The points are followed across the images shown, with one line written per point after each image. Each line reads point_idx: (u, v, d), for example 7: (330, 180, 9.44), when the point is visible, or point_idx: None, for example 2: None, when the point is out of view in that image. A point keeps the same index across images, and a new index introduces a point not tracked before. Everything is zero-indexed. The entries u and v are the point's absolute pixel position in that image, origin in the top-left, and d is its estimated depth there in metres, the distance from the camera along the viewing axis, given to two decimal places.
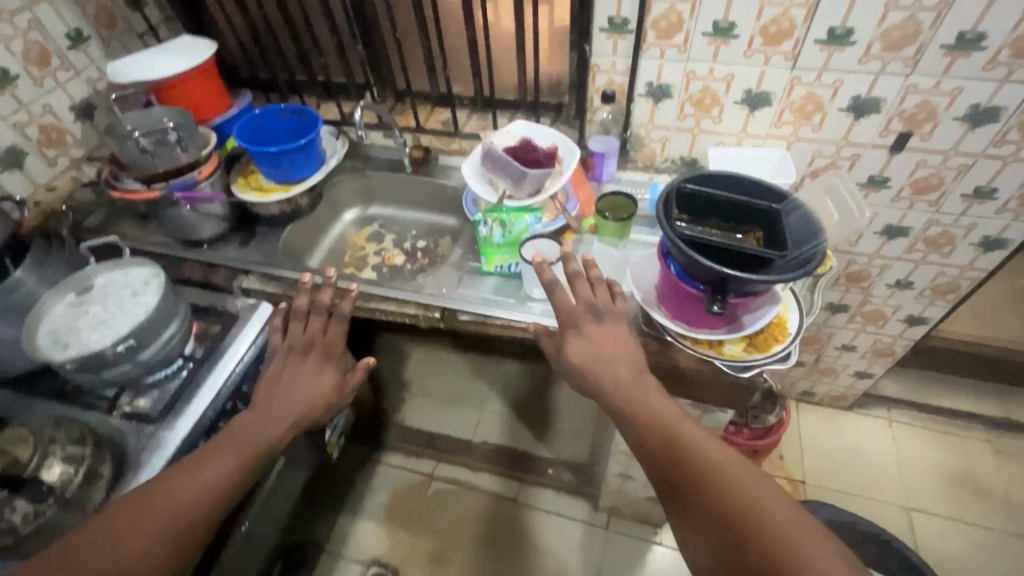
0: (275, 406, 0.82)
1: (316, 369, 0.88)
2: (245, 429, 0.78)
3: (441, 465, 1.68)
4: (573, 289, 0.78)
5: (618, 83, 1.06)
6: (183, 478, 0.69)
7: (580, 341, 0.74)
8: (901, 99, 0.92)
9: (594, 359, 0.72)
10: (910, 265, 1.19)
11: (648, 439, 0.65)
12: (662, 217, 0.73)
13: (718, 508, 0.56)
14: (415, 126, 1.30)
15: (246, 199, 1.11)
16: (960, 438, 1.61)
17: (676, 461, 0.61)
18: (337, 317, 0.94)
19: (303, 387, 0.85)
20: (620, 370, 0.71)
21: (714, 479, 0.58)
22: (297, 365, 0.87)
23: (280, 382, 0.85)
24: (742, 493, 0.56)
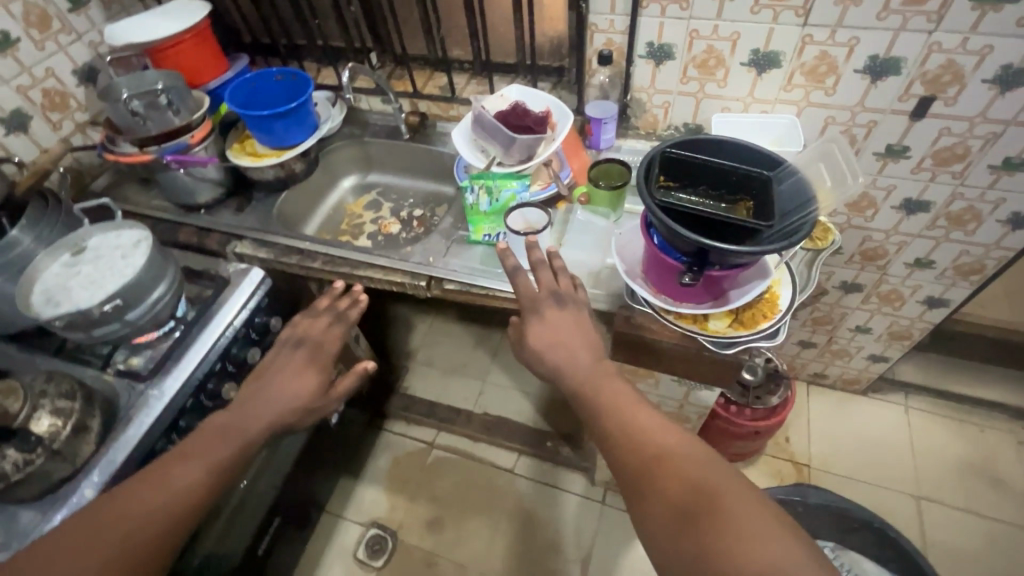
0: (256, 397, 0.83)
1: (302, 371, 0.88)
2: (224, 425, 0.79)
3: (441, 434, 1.71)
4: (536, 276, 0.78)
5: (617, 44, 1.00)
6: (159, 475, 0.71)
7: (541, 327, 0.74)
8: (924, 59, 0.85)
9: (554, 343, 0.72)
10: (931, 243, 1.12)
11: (607, 431, 0.63)
12: (642, 183, 0.69)
13: (671, 494, 0.54)
14: (413, 91, 1.27)
15: (240, 164, 1.11)
16: (981, 428, 1.53)
17: (633, 449, 0.60)
18: (337, 320, 0.97)
19: (284, 384, 0.85)
20: (579, 356, 0.71)
21: (669, 465, 0.57)
22: (283, 362, 0.89)
23: (263, 379, 0.86)
24: (696, 479, 0.54)
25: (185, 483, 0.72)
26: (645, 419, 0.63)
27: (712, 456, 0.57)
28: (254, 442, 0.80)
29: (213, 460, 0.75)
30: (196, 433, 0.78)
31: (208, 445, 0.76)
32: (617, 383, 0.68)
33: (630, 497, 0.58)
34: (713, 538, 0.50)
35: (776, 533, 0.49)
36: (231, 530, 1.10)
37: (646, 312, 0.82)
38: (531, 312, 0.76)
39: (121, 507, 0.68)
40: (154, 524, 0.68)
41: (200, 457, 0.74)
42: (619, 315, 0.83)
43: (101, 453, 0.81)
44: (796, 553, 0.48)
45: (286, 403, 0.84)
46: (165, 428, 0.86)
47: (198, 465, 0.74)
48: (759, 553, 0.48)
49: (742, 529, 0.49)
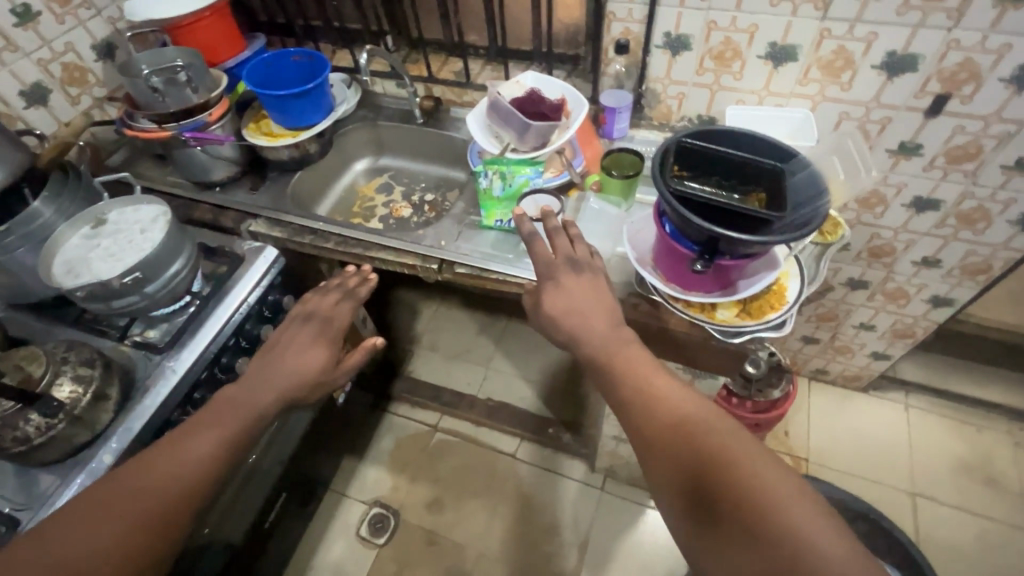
0: (269, 370, 0.85)
1: (314, 346, 0.90)
2: (235, 398, 0.81)
3: (445, 417, 1.73)
4: (553, 243, 0.81)
5: (634, 33, 1.00)
6: (173, 447, 0.73)
7: (556, 294, 0.76)
8: (941, 56, 0.85)
9: (567, 311, 0.74)
10: (939, 242, 1.12)
11: (625, 405, 0.66)
12: (657, 171, 0.70)
13: (688, 460, 0.57)
14: (428, 76, 1.27)
15: (256, 143, 1.12)
16: (979, 428, 1.54)
17: (651, 420, 0.62)
18: (350, 296, 0.99)
19: (294, 359, 0.87)
20: (595, 322, 0.73)
21: (686, 432, 0.59)
22: (293, 336, 0.90)
23: (272, 355, 0.87)
24: (712, 445, 0.57)
25: (198, 456, 0.73)
26: (662, 391, 0.65)
27: (728, 424, 0.59)
28: (267, 415, 0.81)
29: (224, 432, 0.76)
30: (208, 405, 0.80)
31: (219, 418, 0.77)
32: (634, 358, 0.69)
33: (649, 464, 0.61)
34: (731, 500, 0.52)
35: (795, 495, 0.51)
36: (239, 502, 1.13)
37: (654, 300, 0.83)
38: (548, 278, 0.78)
39: (137, 477, 0.69)
40: (172, 491, 0.69)
41: (212, 430, 0.75)
42: (629, 302, 0.84)
43: (119, 420, 0.83)
44: (817, 514, 0.49)
45: (296, 380, 0.85)
46: (181, 399, 0.89)
47: (211, 438, 0.75)
48: (780, 515, 0.49)
49: (764, 490, 0.51)
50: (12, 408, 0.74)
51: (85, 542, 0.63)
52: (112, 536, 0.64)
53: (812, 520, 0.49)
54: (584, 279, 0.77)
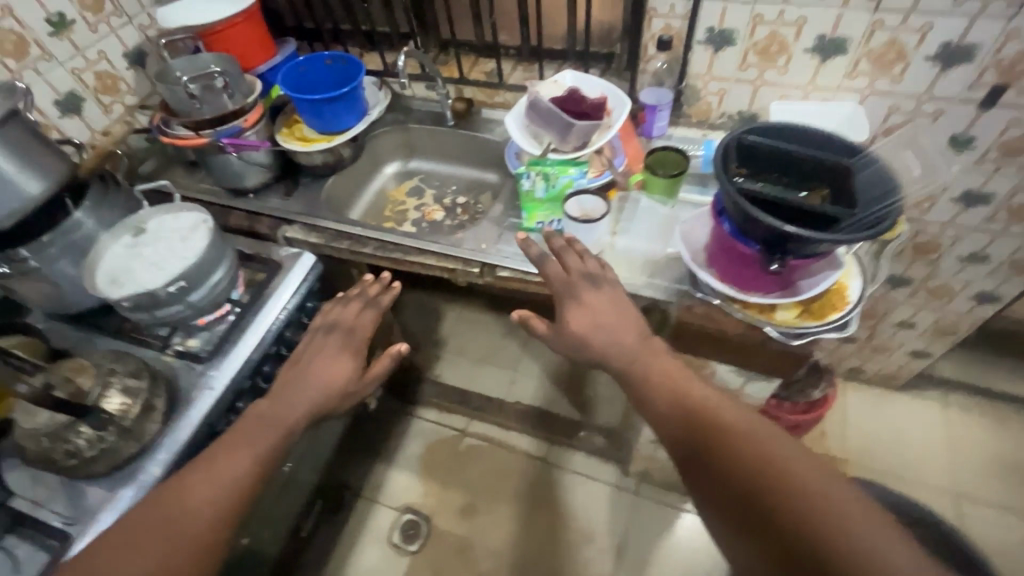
0: (297, 382, 0.84)
1: (339, 356, 0.88)
2: (266, 413, 0.80)
3: (473, 422, 1.72)
4: (564, 263, 0.81)
5: (676, 29, 0.98)
6: (205, 467, 0.72)
7: (579, 310, 0.76)
8: (999, 46, 0.82)
9: (593, 329, 0.74)
10: (988, 236, 1.09)
11: (665, 417, 0.64)
12: (719, 168, 0.69)
13: (734, 471, 0.55)
14: (459, 77, 1.25)
15: (290, 148, 1.11)
16: (1021, 426, 1.51)
17: (693, 429, 0.60)
18: (371, 305, 0.97)
19: (321, 370, 0.86)
20: (626, 340, 0.73)
21: (729, 440, 0.57)
22: (317, 348, 0.89)
23: (298, 370, 0.86)
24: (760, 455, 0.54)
25: (232, 475, 0.73)
26: (702, 398, 0.63)
27: (774, 433, 0.57)
28: (298, 429, 0.81)
29: (254, 450, 0.75)
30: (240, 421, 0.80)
31: (248, 434, 0.77)
32: (674, 371, 0.68)
33: (693, 475, 0.59)
34: (786, 513, 0.49)
35: (844, 503, 0.48)
36: (277, 512, 1.11)
37: (710, 302, 0.81)
38: (568, 295, 0.78)
39: (172, 500, 0.69)
40: (208, 512, 0.69)
41: (242, 449, 0.75)
42: (683, 304, 0.82)
43: (166, 433, 0.82)
44: (882, 525, 0.46)
45: (322, 392, 0.84)
46: (225, 410, 0.87)
47: (242, 457, 0.74)
48: (841, 527, 0.47)
49: (820, 501, 0.49)
50: (65, 421, 0.74)
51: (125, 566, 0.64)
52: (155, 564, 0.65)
53: (875, 530, 0.46)
54: (606, 296, 0.77)
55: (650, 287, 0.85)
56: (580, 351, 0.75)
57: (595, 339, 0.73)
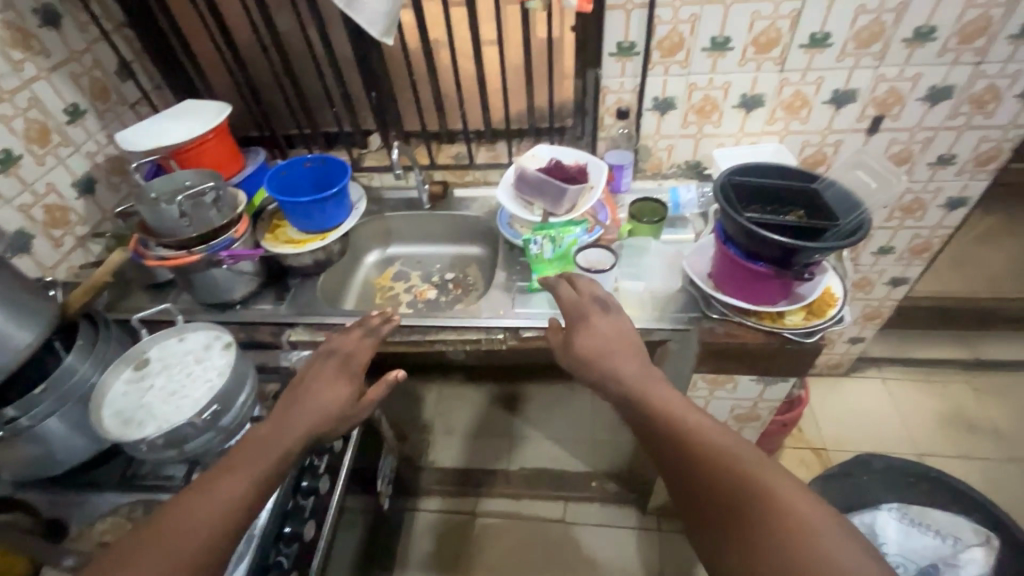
0: (292, 411, 0.73)
1: (333, 380, 0.79)
2: (262, 438, 0.69)
3: (482, 500, 1.65)
4: (575, 285, 0.86)
5: (627, 100, 1.16)
6: (202, 490, 0.61)
7: (588, 333, 0.79)
8: (873, 88, 1.07)
9: (599, 351, 0.76)
10: (891, 232, 1.35)
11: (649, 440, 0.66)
12: (723, 204, 0.81)
13: (714, 492, 0.57)
14: (429, 163, 1.33)
15: (282, 252, 1.10)
16: (945, 384, 1.79)
17: (673, 452, 0.61)
18: (373, 333, 0.88)
19: (318, 395, 0.76)
20: (622, 364, 0.73)
21: (709, 464, 0.58)
22: (314, 375, 0.79)
23: (299, 393, 0.76)
24: (733, 481, 0.56)
25: (230, 497, 0.61)
26: (687, 419, 0.63)
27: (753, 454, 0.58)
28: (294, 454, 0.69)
29: (249, 471, 0.64)
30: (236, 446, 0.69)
31: (245, 459, 0.66)
32: (663, 393, 0.68)
33: (675, 495, 0.61)
34: (758, 527, 0.52)
35: (829, 529, 0.51)
36: None
37: (727, 319, 0.92)
38: (579, 320, 0.81)
39: (163, 527, 0.57)
40: (203, 537, 0.57)
41: (240, 470, 0.64)
42: (705, 328, 0.92)
43: None
44: (849, 544, 0.49)
45: (319, 416, 0.73)
46: (272, 541, 0.80)
47: (239, 479, 0.63)
48: (809, 541, 0.50)
49: (791, 517, 0.51)
50: None
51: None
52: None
53: (839, 545, 0.49)
54: (594, 326, 0.79)
55: (669, 320, 0.95)
56: (585, 365, 0.76)
57: (591, 364, 0.76)
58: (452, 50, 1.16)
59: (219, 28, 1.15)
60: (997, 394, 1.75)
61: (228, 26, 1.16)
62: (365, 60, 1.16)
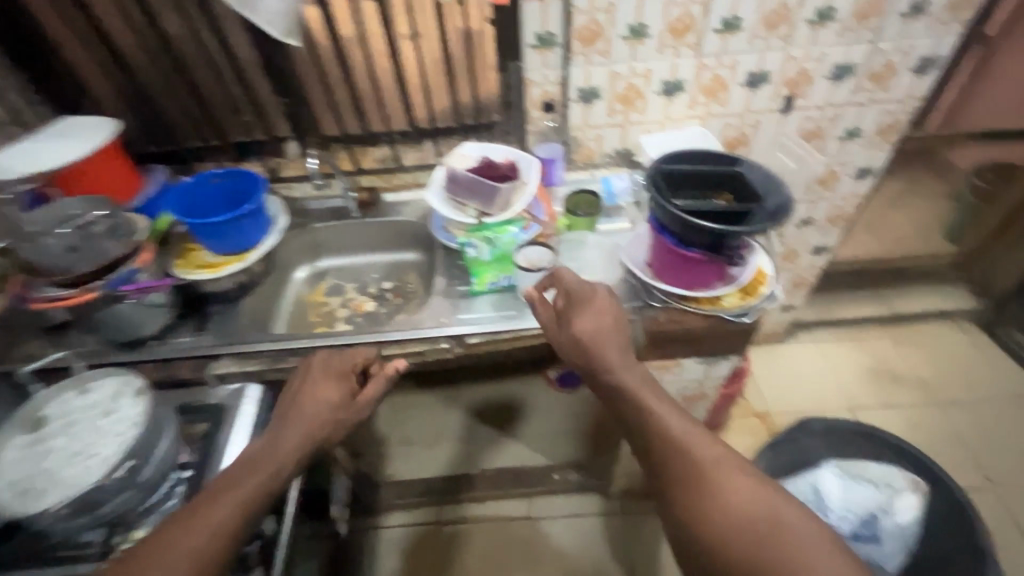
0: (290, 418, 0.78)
1: (328, 382, 0.85)
2: (258, 452, 0.72)
3: (445, 507, 1.64)
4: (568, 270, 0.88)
5: (552, 93, 1.14)
6: (202, 506, 0.64)
7: (584, 315, 0.79)
8: (784, 68, 1.11)
9: (597, 333, 0.77)
10: (811, 204, 1.42)
11: (643, 443, 0.67)
12: (655, 195, 0.81)
13: (719, 501, 0.59)
14: (354, 169, 1.27)
15: (197, 278, 1.01)
16: (868, 340, 1.93)
17: (676, 461, 0.63)
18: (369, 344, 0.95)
19: (313, 401, 0.81)
20: (611, 350, 0.75)
21: (714, 477, 0.61)
22: (306, 381, 0.85)
23: (294, 399, 0.81)
24: (737, 496, 0.59)
25: (226, 511, 0.64)
26: (686, 430, 0.65)
27: (751, 470, 0.62)
28: (287, 470, 0.71)
29: (243, 491, 0.66)
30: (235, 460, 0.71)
31: (245, 471, 0.69)
32: (660, 397, 0.69)
33: (673, 500, 0.62)
34: (762, 547, 0.55)
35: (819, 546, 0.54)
36: None
37: (668, 306, 0.92)
38: (580, 301, 0.82)
39: (165, 549, 0.60)
40: (201, 561, 0.60)
41: (237, 490, 0.66)
42: (648, 316, 0.92)
43: None
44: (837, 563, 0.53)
45: (319, 425, 0.79)
46: None
47: (236, 492, 0.66)
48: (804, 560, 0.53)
49: (786, 538, 0.55)
50: None
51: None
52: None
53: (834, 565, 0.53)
54: (586, 305, 0.80)
55: None
56: (566, 342, 0.79)
57: (574, 344, 0.78)
58: (366, 49, 1.10)
59: (97, 35, 1.03)
60: (913, 345, 1.90)
61: (107, 32, 1.04)
62: (271, 63, 1.08)
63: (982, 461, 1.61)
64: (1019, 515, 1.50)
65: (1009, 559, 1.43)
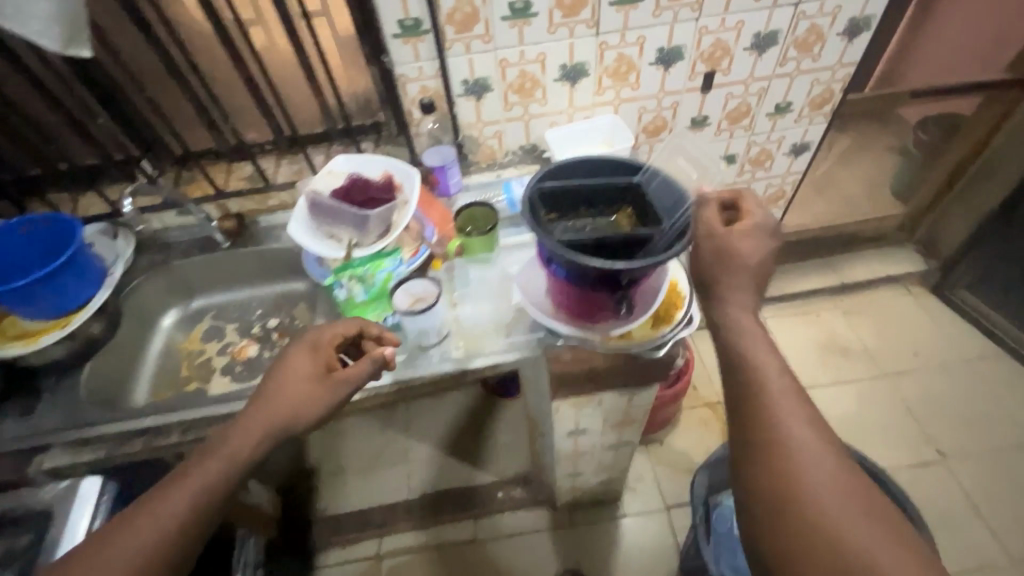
0: (258, 402, 0.66)
1: (306, 360, 0.70)
2: (220, 443, 0.63)
3: (385, 539, 1.51)
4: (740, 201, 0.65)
5: (432, 89, 0.96)
6: (153, 507, 0.57)
7: (746, 235, 0.62)
8: (698, 42, 0.96)
9: (739, 266, 0.61)
10: (745, 185, 1.30)
11: (739, 429, 0.57)
12: (533, 227, 0.66)
13: (802, 482, 0.51)
14: (216, 192, 1.07)
15: (10, 353, 0.85)
16: (818, 313, 1.86)
17: (777, 469, 0.52)
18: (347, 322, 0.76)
19: (283, 390, 0.67)
20: (739, 287, 0.61)
21: (797, 460, 0.52)
22: (281, 363, 0.70)
23: (272, 381, 0.68)
24: (843, 529, 0.48)
25: (166, 520, 0.56)
26: (788, 409, 0.55)
27: (878, 509, 0.49)
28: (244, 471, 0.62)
29: (198, 483, 0.59)
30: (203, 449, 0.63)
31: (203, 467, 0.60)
32: (787, 387, 0.56)
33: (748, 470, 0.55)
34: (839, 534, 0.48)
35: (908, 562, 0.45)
36: None
37: (572, 344, 0.80)
38: (750, 227, 0.62)
39: (117, 545, 0.55)
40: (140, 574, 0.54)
41: (190, 483, 0.59)
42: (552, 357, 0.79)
43: None
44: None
45: (281, 418, 0.65)
46: None
47: (182, 494, 0.58)
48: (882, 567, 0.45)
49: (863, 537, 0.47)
50: None
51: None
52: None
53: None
54: (752, 223, 0.62)
55: (509, 347, 0.83)
56: (707, 253, 0.62)
57: (734, 272, 0.61)
58: None
59: None
60: (863, 314, 1.85)
61: None
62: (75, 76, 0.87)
63: (931, 432, 1.58)
64: (968, 486, 1.48)
65: (958, 534, 1.41)
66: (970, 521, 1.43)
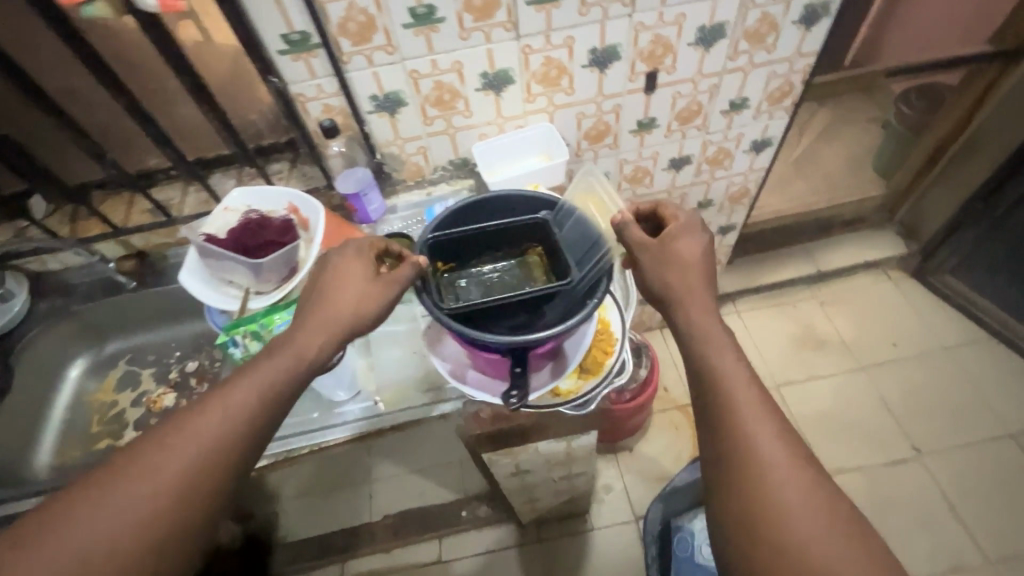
0: (314, 308, 0.58)
1: (348, 267, 0.60)
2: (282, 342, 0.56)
3: (348, 563, 1.48)
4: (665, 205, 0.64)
5: (336, 107, 0.85)
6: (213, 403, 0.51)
7: (684, 238, 0.61)
8: (635, 40, 0.85)
9: (685, 269, 0.59)
10: (705, 185, 1.20)
11: (707, 446, 0.53)
12: (422, 296, 0.59)
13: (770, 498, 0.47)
14: (113, 229, 0.95)
15: None
16: (794, 303, 1.79)
17: (749, 499, 0.48)
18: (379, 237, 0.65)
19: (333, 296, 0.58)
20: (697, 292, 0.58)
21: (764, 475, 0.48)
22: (321, 274, 0.61)
23: (316, 292, 0.59)
24: (830, 566, 0.43)
25: (219, 418, 0.50)
26: (757, 419, 0.50)
27: (862, 539, 0.45)
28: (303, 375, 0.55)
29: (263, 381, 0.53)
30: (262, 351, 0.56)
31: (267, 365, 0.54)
32: (758, 406, 0.51)
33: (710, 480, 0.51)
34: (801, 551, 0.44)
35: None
36: None
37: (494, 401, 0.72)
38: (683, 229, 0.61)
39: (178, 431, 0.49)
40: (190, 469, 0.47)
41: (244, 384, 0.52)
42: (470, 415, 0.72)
43: None
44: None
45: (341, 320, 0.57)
46: None
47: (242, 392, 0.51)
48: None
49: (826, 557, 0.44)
50: None
51: (80, 529, 0.43)
52: (127, 536, 0.44)
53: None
54: (682, 223, 0.62)
55: (429, 403, 0.76)
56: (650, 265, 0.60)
57: (681, 275, 0.58)
58: None
59: None
60: (841, 303, 1.77)
61: None
62: None
63: (908, 428, 1.53)
64: (945, 484, 1.44)
65: (932, 535, 1.38)
66: (944, 519, 1.39)
